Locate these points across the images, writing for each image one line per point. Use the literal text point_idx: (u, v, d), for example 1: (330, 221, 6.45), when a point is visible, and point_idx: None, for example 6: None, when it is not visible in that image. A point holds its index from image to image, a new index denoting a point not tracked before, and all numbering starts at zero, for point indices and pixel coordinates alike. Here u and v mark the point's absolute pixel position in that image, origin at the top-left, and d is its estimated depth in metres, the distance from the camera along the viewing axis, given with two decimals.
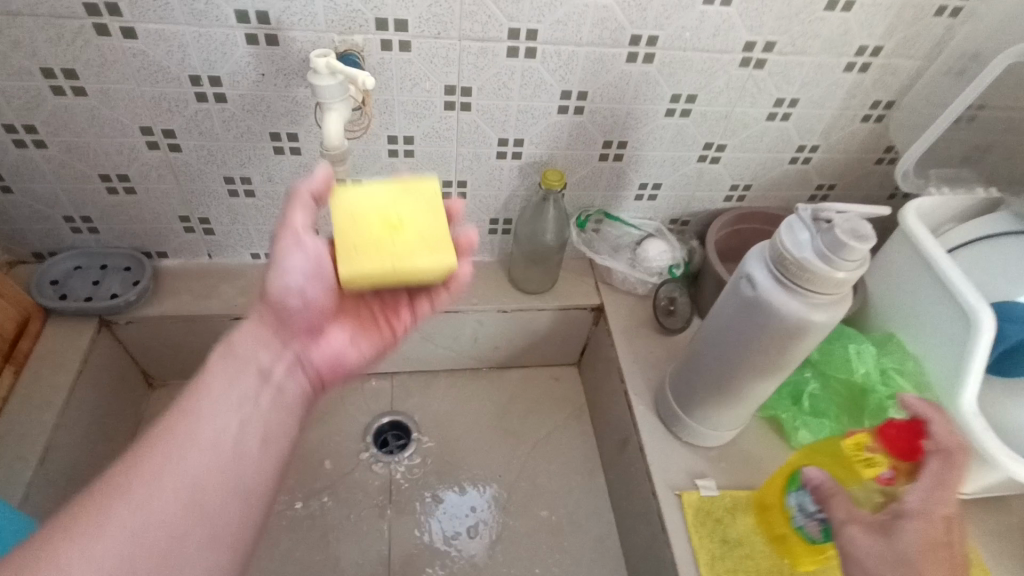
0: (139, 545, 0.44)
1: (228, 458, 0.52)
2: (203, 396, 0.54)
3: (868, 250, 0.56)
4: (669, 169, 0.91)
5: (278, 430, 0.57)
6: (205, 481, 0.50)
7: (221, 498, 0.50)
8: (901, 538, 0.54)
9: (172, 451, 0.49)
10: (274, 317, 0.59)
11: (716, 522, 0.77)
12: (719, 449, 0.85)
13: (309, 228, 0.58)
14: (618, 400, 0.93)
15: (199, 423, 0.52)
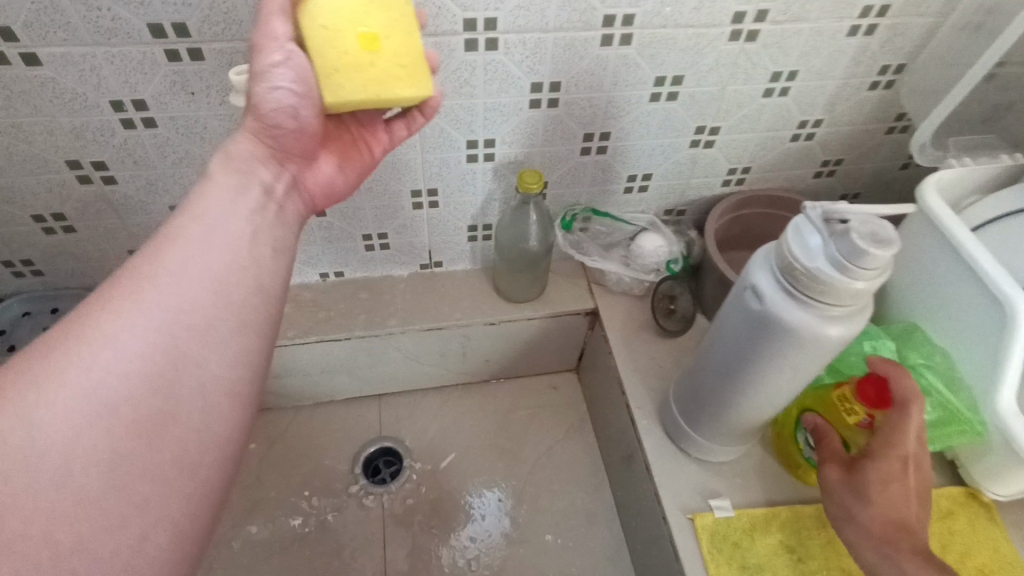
0: (92, 452, 0.37)
1: (210, 297, 0.44)
2: (182, 231, 0.45)
3: (891, 256, 0.48)
4: (659, 158, 0.83)
5: (272, 271, 0.49)
6: (182, 345, 0.41)
7: (200, 400, 0.42)
8: (864, 478, 0.63)
9: (138, 309, 0.41)
10: (263, 133, 0.52)
11: (734, 547, 0.70)
12: (732, 461, 0.78)
13: (292, 36, 0.48)
14: (621, 412, 0.86)
15: (176, 261, 0.44)
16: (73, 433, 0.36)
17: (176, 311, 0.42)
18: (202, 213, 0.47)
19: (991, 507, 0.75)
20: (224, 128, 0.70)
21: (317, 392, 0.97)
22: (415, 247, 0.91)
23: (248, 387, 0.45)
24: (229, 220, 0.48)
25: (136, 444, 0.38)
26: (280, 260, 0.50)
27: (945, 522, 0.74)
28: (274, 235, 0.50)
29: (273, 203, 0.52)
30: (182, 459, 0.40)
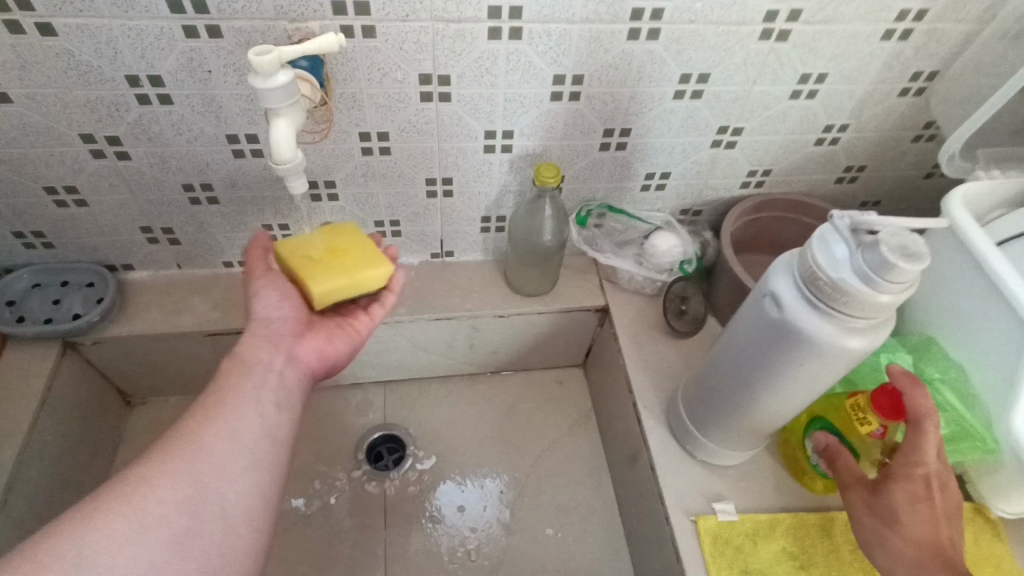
0: (137, 559, 0.46)
1: (231, 441, 0.54)
2: (210, 401, 0.57)
3: (919, 271, 0.47)
4: (678, 157, 0.81)
5: (281, 420, 0.59)
6: (210, 478, 0.52)
7: (227, 526, 0.51)
8: (887, 501, 0.61)
9: (176, 449, 0.52)
10: (261, 334, 0.63)
11: (735, 551, 0.70)
12: (737, 467, 0.77)
13: (265, 269, 0.67)
14: (627, 412, 0.86)
15: (207, 418, 0.55)
16: (126, 541, 0.46)
17: (205, 443, 0.53)
18: (207, 402, 0.57)
19: (997, 523, 0.74)
20: (239, 108, 0.69)
21: (322, 377, 0.97)
22: (427, 236, 0.90)
23: (261, 515, 0.54)
24: (250, 388, 0.59)
25: (171, 554, 0.47)
26: (287, 412, 0.60)
27: None
28: (280, 399, 0.60)
29: (278, 373, 0.61)
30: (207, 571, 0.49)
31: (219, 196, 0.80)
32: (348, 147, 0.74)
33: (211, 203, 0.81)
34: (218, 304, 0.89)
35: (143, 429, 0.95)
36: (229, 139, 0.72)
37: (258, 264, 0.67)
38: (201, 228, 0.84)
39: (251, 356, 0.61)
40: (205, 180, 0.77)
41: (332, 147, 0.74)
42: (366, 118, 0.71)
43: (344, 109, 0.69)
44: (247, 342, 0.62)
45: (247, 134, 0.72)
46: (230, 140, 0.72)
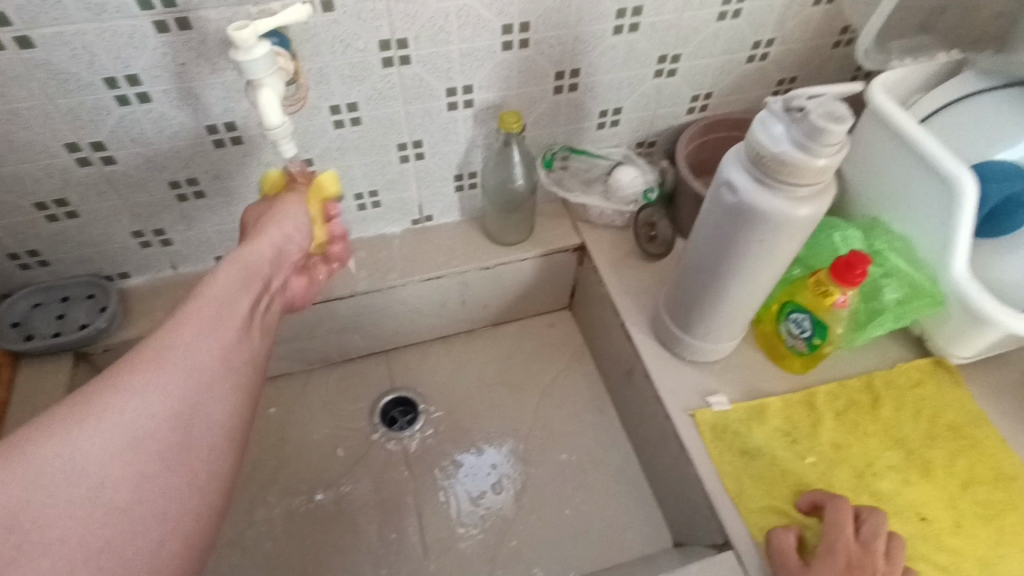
0: (119, 459, 0.50)
1: (216, 360, 0.58)
2: (195, 314, 0.59)
3: (846, 131, 0.55)
4: (626, 91, 0.88)
5: (258, 346, 0.64)
6: (195, 395, 0.56)
7: (205, 434, 0.55)
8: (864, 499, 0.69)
9: (156, 358, 0.55)
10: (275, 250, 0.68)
11: (733, 436, 0.77)
12: (723, 361, 0.85)
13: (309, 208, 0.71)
14: (617, 334, 0.93)
15: (192, 332, 0.58)
16: (116, 451, 0.50)
17: (193, 359, 0.57)
18: (214, 309, 0.61)
19: (955, 371, 0.83)
20: (215, 97, 0.73)
21: (326, 353, 1.01)
22: (406, 203, 0.95)
23: (240, 432, 0.59)
24: (234, 310, 0.62)
25: (160, 466, 0.52)
26: (263, 339, 0.65)
27: (916, 390, 0.82)
28: (258, 323, 0.65)
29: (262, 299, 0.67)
30: (192, 482, 0.54)
31: (205, 189, 0.84)
32: (321, 122, 0.79)
33: (198, 197, 0.84)
34: None
35: None
36: (209, 130, 0.77)
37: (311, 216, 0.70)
38: (191, 225, 0.88)
39: (254, 265, 0.66)
40: (190, 175, 0.81)
41: (306, 124, 0.78)
42: (335, 90, 0.76)
43: (313, 84, 0.74)
44: (260, 250, 0.66)
45: (226, 122, 0.76)
46: (210, 131, 0.77)
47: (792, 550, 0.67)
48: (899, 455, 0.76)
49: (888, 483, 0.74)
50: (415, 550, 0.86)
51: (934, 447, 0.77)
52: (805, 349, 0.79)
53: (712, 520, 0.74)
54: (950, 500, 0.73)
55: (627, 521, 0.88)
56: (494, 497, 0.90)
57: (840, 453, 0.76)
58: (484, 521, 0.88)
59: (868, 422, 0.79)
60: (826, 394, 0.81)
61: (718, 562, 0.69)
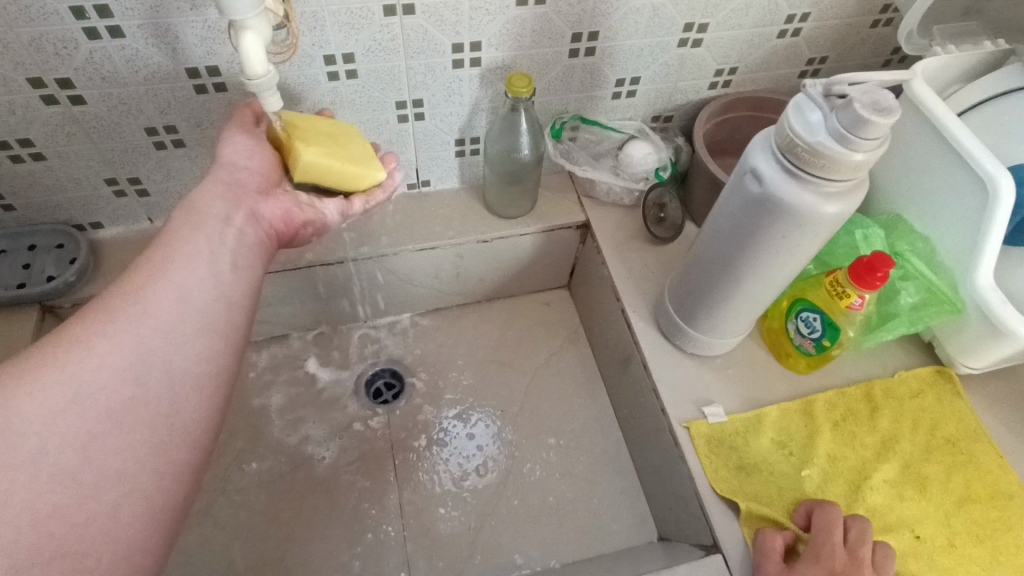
0: (72, 421, 0.45)
1: (175, 307, 0.54)
2: (148, 264, 0.55)
3: (891, 125, 0.50)
4: (647, 60, 0.82)
5: (232, 286, 0.59)
6: (155, 345, 0.51)
7: (171, 387, 0.51)
8: (827, 506, 0.68)
9: (116, 308, 0.51)
10: (227, 186, 0.63)
11: (729, 450, 0.74)
12: (725, 357, 0.81)
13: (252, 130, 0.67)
14: (615, 319, 0.88)
15: (148, 279, 0.54)
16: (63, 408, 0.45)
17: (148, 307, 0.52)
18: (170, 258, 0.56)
19: (955, 382, 0.81)
20: (195, 37, 0.66)
21: (311, 318, 0.97)
22: (403, 166, 0.89)
23: (211, 382, 0.54)
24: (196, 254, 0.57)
25: (113, 424, 0.47)
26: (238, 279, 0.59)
27: (915, 401, 0.79)
28: (231, 260, 0.60)
29: (235, 238, 0.61)
30: (151, 439, 0.49)
31: (185, 139, 0.77)
32: (314, 73, 0.72)
33: (177, 146, 0.78)
34: None
35: None
36: (190, 74, 0.70)
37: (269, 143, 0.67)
38: (169, 175, 0.82)
39: (206, 205, 0.61)
40: (168, 121, 0.75)
41: (297, 73, 0.72)
42: (329, 38, 0.69)
43: (306, 30, 0.67)
44: (209, 190, 0.62)
45: (208, 66, 0.69)
46: (191, 75, 0.70)
47: (778, 553, 0.64)
48: (895, 469, 0.74)
49: (882, 498, 0.72)
50: (393, 528, 0.83)
51: (931, 461, 0.75)
52: (812, 350, 0.76)
53: (701, 521, 0.72)
54: (943, 518, 0.71)
55: (612, 511, 0.86)
56: (477, 479, 0.87)
57: (836, 466, 0.74)
58: (467, 502, 0.85)
59: (865, 434, 0.76)
60: (825, 403, 0.78)
61: (706, 565, 0.67)
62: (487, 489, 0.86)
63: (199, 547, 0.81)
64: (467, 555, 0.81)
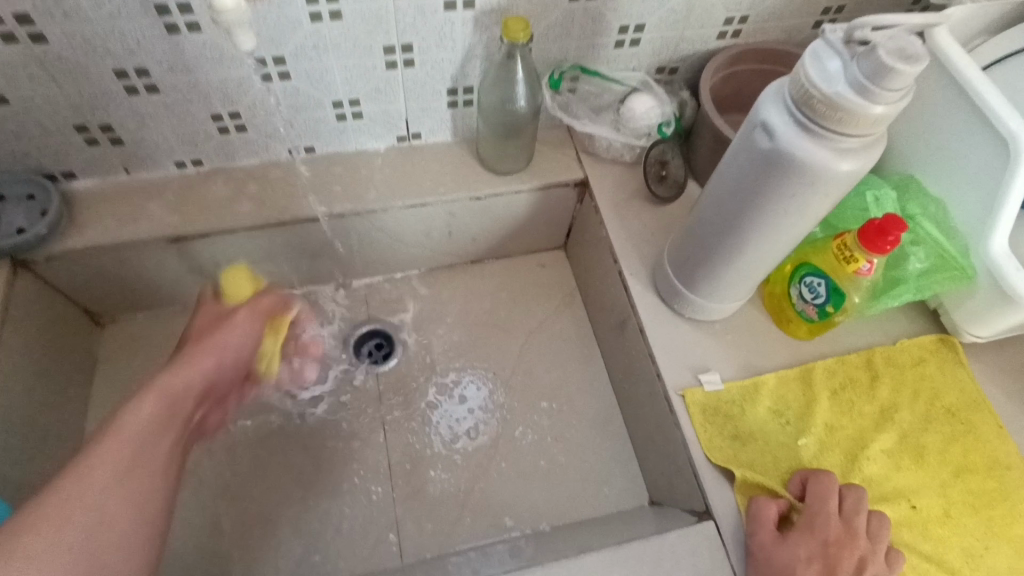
0: None
1: (120, 453, 0.55)
2: (105, 455, 0.53)
3: (916, 75, 0.46)
4: (653, 5, 0.76)
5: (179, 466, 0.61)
6: (117, 499, 0.52)
7: (137, 542, 0.52)
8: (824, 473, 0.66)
9: (82, 495, 0.50)
10: (213, 359, 0.68)
11: (725, 419, 0.72)
12: (724, 322, 0.79)
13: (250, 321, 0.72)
14: (612, 282, 0.85)
15: (96, 460, 0.53)
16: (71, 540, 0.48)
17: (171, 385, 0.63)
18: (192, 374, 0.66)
19: (958, 351, 0.79)
20: None
21: (298, 277, 0.94)
22: (392, 118, 0.84)
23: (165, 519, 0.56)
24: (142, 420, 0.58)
25: None
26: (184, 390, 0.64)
27: (916, 369, 0.77)
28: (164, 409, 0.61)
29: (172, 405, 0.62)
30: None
31: (158, 84, 0.72)
32: (294, 13, 0.67)
33: (150, 91, 0.73)
34: (176, 206, 0.83)
35: (120, 349, 0.91)
36: (160, 11, 0.64)
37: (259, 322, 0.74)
38: (144, 122, 0.77)
39: (163, 393, 0.62)
40: (139, 64, 0.70)
41: (276, 13, 0.66)
42: None
43: None
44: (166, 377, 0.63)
45: (178, 3, 0.64)
46: (161, 12, 0.65)
47: (771, 522, 0.63)
48: (892, 438, 0.72)
49: (879, 468, 0.70)
50: (382, 490, 0.82)
51: (929, 431, 0.73)
52: (815, 316, 0.74)
53: (694, 487, 0.71)
54: (939, 488, 0.70)
55: (603, 475, 0.85)
56: (468, 441, 0.86)
57: (832, 435, 0.72)
58: (457, 464, 0.84)
59: (864, 402, 0.75)
60: (824, 371, 0.76)
61: (697, 531, 0.66)
62: (477, 451, 0.85)
63: (186, 505, 0.80)
64: (456, 517, 0.80)
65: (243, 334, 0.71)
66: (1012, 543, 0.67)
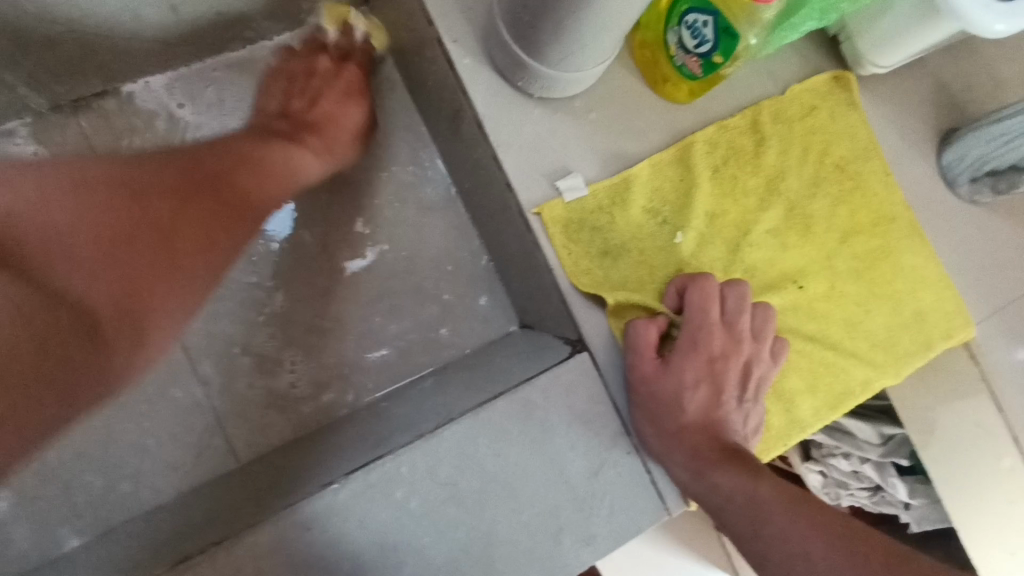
0: (179, 318, 0.53)
1: (197, 263, 0.54)
2: (189, 260, 0.53)
3: None
4: None
5: (224, 233, 0.55)
6: (181, 258, 0.53)
7: (180, 273, 0.53)
8: (710, 277, 0.55)
9: (172, 271, 0.52)
10: (253, 162, 0.59)
11: (591, 232, 0.57)
12: (584, 97, 0.59)
13: (347, 141, 0.67)
14: (431, 56, 0.60)
15: (213, 240, 0.55)
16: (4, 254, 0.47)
17: (142, 287, 0.50)
18: (271, 203, 0.59)
19: (855, 91, 0.64)
20: None
21: None
22: None
23: (199, 232, 0.54)
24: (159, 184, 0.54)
25: (174, 261, 0.52)
26: (146, 163, 0.55)
27: (807, 121, 0.63)
28: (220, 216, 0.55)
29: (230, 205, 0.56)
30: (191, 257, 0.53)
31: None
32: None
33: None
34: None
35: None
36: None
37: (325, 142, 0.65)
38: None
39: (225, 201, 0.56)
40: None
41: None
42: None
43: None
44: (249, 188, 0.57)
45: None
46: None
47: (650, 347, 0.54)
48: (780, 215, 0.61)
49: (763, 253, 0.60)
50: (187, 386, 0.64)
51: (818, 196, 0.62)
52: (698, 72, 0.55)
53: (564, 318, 0.58)
54: (825, 261, 0.62)
55: (466, 307, 0.70)
56: (288, 302, 0.67)
57: (714, 225, 0.59)
58: (280, 335, 0.66)
59: (748, 176, 0.60)
60: (704, 145, 0.60)
61: (571, 370, 0.55)
62: (299, 313, 0.67)
63: None
64: (294, 398, 0.66)
65: (340, 122, 0.66)
66: (890, 302, 0.63)
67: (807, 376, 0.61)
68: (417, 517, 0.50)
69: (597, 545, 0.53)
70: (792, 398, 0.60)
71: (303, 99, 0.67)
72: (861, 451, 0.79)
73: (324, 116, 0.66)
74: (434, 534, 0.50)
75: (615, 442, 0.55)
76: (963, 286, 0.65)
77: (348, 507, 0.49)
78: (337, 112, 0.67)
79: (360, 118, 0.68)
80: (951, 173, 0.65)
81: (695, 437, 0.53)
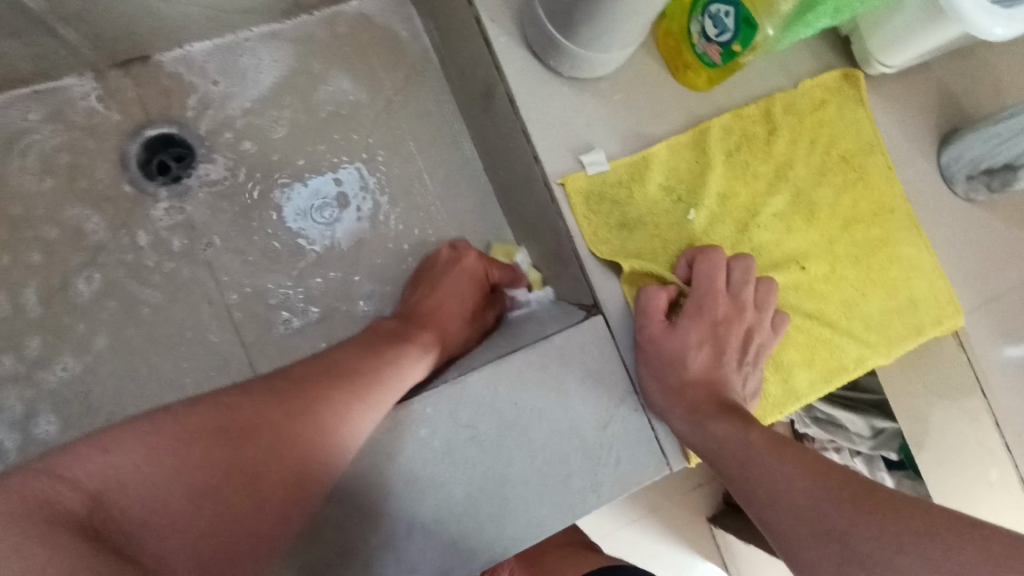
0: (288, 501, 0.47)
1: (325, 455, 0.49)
2: (309, 431, 0.48)
3: None
4: None
5: (350, 411, 0.50)
6: (296, 439, 0.47)
7: (298, 453, 0.47)
8: (718, 250, 0.59)
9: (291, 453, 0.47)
10: (374, 346, 0.56)
11: (611, 206, 0.61)
12: (609, 79, 0.63)
13: (455, 329, 0.65)
14: (469, 36, 0.65)
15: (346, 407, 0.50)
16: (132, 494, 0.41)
17: (274, 493, 0.46)
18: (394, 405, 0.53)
19: (863, 88, 0.68)
20: None
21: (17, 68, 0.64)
22: None
23: (323, 405, 0.49)
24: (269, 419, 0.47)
25: (295, 454, 0.47)
26: (270, 402, 0.47)
27: (817, 115, 0.67)
28: (348, 394, 0.50)
29: (354, 384, 0.52)
30: (306, 438, 0.48)
31: None
32: None
33: None
34: None
35: None
36: None
37: (452, 303, 0.65)
38: None
39: (347, 379, 0.51)
40: None
41: None
42: None
43: None
44: (369, 373, 0.53)
45: None
46: None
47: (660, 312, 0.58)
48: (787, 201, 0.65)
49: (770, 234, 0.64)
50: (223, 332, 0.68)
51: (823, 185, 0.66)
52: (718, 60, 0.59)
53: (580, 284, 0.63)
54: (827, 245, 0.66)
55: None
56: (320, 261, 0.71)
57: (725, 205, 0.63)
58: (312, 291, 0.71)
59: (759, 162, 0.65)
60: (719, 130, 0.64)
61: (586, 330, 0.59)
62: (331, 271, 0.71)
63: None
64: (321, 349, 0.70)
65: (447, 304, 0.65)
66: (886, 288, 0.67)
67: (805, 350, 0.65)
68: (439, 455, 0.54)
69: (602, 491, 0.57)
70: (789, 370, 0.65)
71: (426, 299, 0.65)
72: (852, 443, 0.84)
73: (436, 308, 0.64)
74: (455, 472, 0.54)
75: (622, 399, 0.59)
76: (955, 277, 0.69)
77: (377, 443, 0.53)
78: (456, 305, 0.65)
79: (467, 300, 0.66)
80: (950, 169, 0.70)
81: (699, 397, 0.57)
